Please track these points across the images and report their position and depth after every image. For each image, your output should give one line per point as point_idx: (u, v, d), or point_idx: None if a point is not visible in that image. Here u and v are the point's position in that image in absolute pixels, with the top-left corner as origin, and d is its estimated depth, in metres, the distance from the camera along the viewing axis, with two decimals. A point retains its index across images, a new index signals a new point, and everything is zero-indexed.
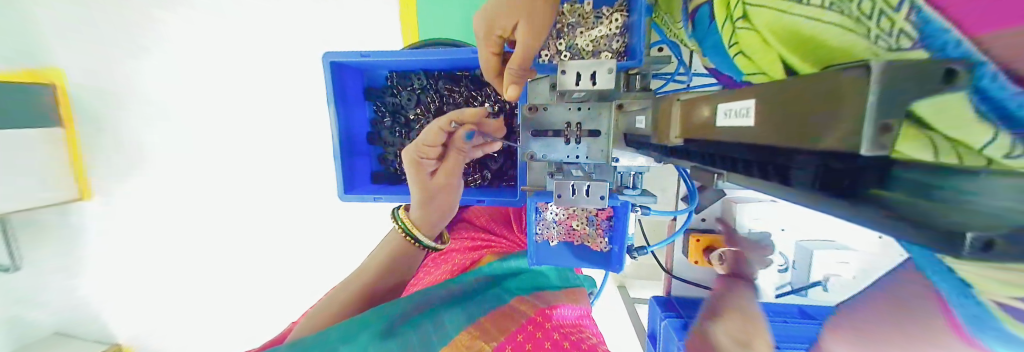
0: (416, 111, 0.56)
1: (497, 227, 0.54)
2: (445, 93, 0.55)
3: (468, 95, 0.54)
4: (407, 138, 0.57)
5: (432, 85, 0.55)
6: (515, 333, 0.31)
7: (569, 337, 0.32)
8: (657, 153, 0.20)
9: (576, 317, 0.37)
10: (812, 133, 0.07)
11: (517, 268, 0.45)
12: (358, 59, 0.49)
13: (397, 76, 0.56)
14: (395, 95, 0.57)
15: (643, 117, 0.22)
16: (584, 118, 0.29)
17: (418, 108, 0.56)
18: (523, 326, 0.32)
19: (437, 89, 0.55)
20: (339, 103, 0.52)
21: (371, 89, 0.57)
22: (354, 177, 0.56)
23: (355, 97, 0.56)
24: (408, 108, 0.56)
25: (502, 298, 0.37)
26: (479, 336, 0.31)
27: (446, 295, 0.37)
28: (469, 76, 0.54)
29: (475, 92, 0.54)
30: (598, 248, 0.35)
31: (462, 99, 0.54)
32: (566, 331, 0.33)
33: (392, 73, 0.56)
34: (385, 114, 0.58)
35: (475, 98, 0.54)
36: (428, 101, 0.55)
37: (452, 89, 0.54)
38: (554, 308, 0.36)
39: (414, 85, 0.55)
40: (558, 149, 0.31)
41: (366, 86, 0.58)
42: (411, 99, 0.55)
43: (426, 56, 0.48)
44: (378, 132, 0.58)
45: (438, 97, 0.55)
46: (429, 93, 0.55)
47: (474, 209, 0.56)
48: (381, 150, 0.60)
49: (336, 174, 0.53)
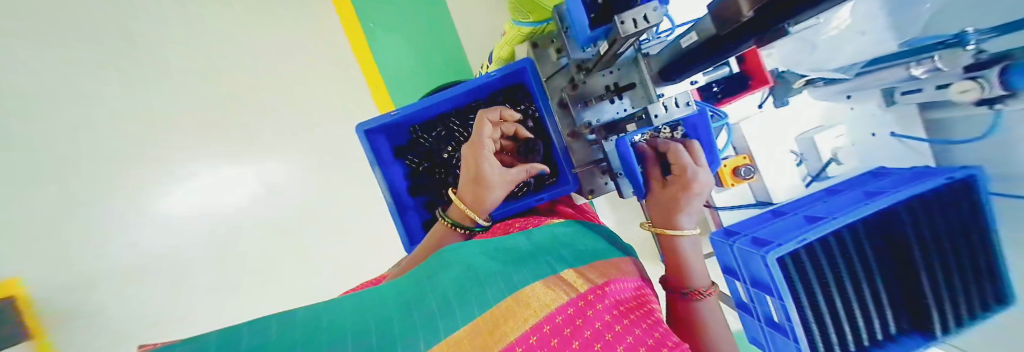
0: (439, 144, 0.90)
1: (516, 225, 0.71)
2: (451, 123, 0.90)
3: (461, 120, 0.90)
4: (436, 166, 0.91)
5: (440, 123, 0.91)
6: (573, 300, 0.38)
7: (616, 313, 0.38)
8: (758, 18, 0.32)
9: (636, 296, 0.46)
10: (762, 18, 0.31)
11: (571, 239, 0.61)
12: (382, 121, 0.82)
13: (416, 128, 0.91)
14: (420, 144, 0.92)
15: (692, 39, 0.45)
16: (616, 78, 0.66)
17: (440, 142, 0.90)
18: (584, 294, 0.40)
19: (446, 124, 0.90)
20: (379, 166, 0.86)
21: (398, 152, 0.91)
22: (408, 227, 0.87)
23: (390, 161, 0.90)
24: (433, 145, 0.90)
25: (542, 273, 0.43)
26: (538, 303, 0.36)
27: (493, 274, 0.40)
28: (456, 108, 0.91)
29: (465, 117, 0.90)
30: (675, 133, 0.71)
31: (460, 122, 0.90)
32: (613, 308, 0.38)
33: (412, 130, 0.92)
34: (415, 162, 0.91)
35: (467, 118, 0.90)
36: (446, 137, 0.90)
37: (454, 121, 0.90)
38: (603, 287, 0.42)
39: (432, 130, 0.91)
40: (610, 107, 0.68)
41: (395, 153, 0.92)
42: (434, 139, 0.90)
43: (431, 101, 0.82)
44: (415, 183, 0.91)
45: (446, 128, 0.90)
46: (444, 128, 0.90)
47: (505, 222, 0.74)
48: (421, 195, 0.91)
49: (398, 228, 0.84)
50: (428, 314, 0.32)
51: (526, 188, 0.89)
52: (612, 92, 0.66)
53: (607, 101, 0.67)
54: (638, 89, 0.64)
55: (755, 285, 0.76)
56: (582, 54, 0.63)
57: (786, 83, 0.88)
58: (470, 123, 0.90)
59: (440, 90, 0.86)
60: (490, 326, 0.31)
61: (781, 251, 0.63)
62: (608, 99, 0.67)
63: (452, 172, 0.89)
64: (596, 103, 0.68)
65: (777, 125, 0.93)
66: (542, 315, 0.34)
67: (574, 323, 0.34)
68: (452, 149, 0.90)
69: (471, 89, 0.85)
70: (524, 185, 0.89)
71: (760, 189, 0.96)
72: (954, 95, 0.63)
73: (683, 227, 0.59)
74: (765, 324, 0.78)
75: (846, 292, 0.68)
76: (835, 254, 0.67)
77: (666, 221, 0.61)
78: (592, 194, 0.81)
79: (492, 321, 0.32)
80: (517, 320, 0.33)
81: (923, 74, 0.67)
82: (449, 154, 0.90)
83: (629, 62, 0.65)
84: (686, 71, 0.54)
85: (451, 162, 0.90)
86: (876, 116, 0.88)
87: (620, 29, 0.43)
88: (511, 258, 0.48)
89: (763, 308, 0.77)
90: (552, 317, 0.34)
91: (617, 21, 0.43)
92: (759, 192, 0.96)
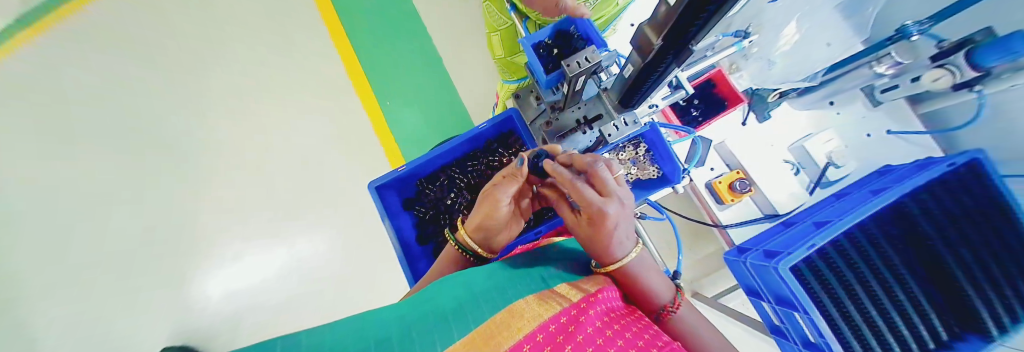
0: (443, 191, 0.91)
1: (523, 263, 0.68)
2: (453, 171, 0.93)
3: (462, 167, 0.93)
4: (441, 212, 0.90)
5: (443, 171, 0.93)
6: (565, 309, 0.36)
7: (613, 322, 0.35)
8: (665, 45, 0.40)
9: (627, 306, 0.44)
10: (671, 43, 0.39)
11: (559, 259, 0.60)
12: (387, 175, 0.84)
13: (422, 180, 0.94)
14: (425, 193, 0.93)
15: (630, 70, 0.53)
16: (585, 112, 0.73)
17: (445, 189, 0.91)
18: (576, 303, 0.38)
19: (448, 172, 0.93)
20: (388, 216, 0.87)
21: (406, 203, 0.93)
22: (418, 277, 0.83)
23: (399, 212, 0.92)
24: (437, 193, 0.91)
25: (537, 289, 0.43)
26: (530, 314, 0.35)
27: (491, 298, 0.39)
28: (457, 156, 0.95)
29: (466, 163, 0.93)
30: (637, 150, 0.78)
31: (461, 169, 0.92)
32: (608, 317, 0.36)
33: (418, 181, 0.94)
34: (422, 212, 0.92)
35: (467, 163, 0.93)
36: (450, 183, 0.92)
37: (456, 168, 0.93)
38: (597, 295, 0.41)
39: (436, 179, 0.93)
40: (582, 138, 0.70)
41: (403, 204, 0.94)
42: (438, 186, 0.92)
43: (432, 151, 0.86)
44: (423, 231, 0.89)
45: (448, 174, 0.92)
46: (447, 176, 0.92)
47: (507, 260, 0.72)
48: (430, 242, 0.88)
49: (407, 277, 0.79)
50: (421, 333, 0.31)
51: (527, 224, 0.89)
52: (583, 123, 0.71)
53: (581, 131, 0.70)
54: (606, 118, 0.70)
55: (779, 303, 0.72)
56: (553, 96, 0.73)
57: (761, 97, 0.96)
58: (469, 170, 0.92)
59: (439, 141, 0.91)
60: (484, 339, 0.30)
61: (792, 260, 0.62)
62: (578, 130, 0.69)
63: (457, 216, 0.88)
64: (570, 135, 0.70)
65: (764, 138, 0.96)
66: (534, 325, 0.32)
67: (567, 330, 0.32)
68: (454, 196, 0.90)
69: (468, 138, 0.90)
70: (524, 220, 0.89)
71: (763, 203, 0.95)
72: (928, 85, 0.66)
73: (622, 255, 0.53)
74: (803, 347, 0.72)
75: (875, 295, 0.64)
76: (846, 251, 0.67)
77: (602, 255, 0.54)
78: None
79: (483, 336, 0.30)
80: (510, 331, 0.31)
81: (888, 70, 0.76)
82: (455, 199, 0.90)
83: (594, 98, 0.72)
84: (640, 96, 0.61)
85: (456, 207, 0.89)
86: (864, 118, 0.89)
87: (567, 69, 0.54)
88: (503, 278, 0.48)
89: (797, 326, 0.72)
90: (546, 327, 0.32)
91: (564, 65, 0.55)
92: (763, 205, 0.95)
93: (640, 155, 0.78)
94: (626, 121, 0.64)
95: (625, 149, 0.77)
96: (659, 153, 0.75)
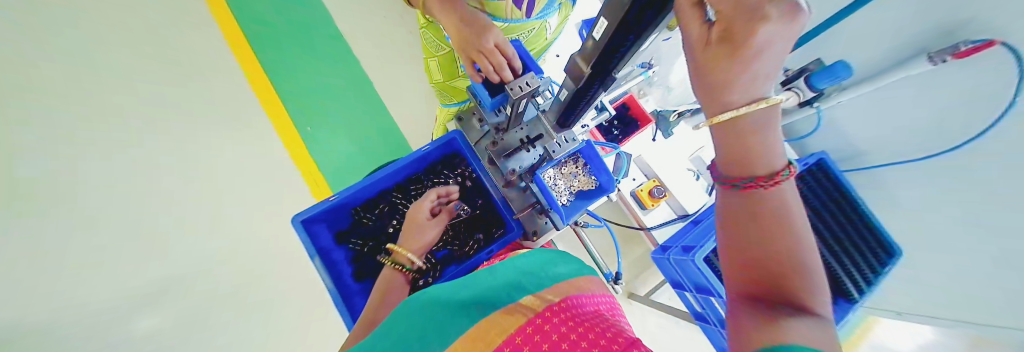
0: (383, 219, 0.84)
1: None
2: (394, 196, 0.86)
3: (403, 191, 0.86)
4: (383, 241, 0.82)
5: (382, 197, 0.86)
6: (527, 326, 0.36)
7: (577, 325, 0.36)
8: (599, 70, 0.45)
9: (594, 306, 0.44)
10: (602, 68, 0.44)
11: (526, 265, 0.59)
12: (314, 207, 0.74)
13: (358, 208, 0.85)
14: (363, 222, 0.84)
15: (565, 94, 0.58)
16: (528, 132, 0.77)
17: (386, 216, 0.84)
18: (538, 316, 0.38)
19: (388, 198, 0.86)
20: (318, 252, 0.76)
21: (339, 236, 0.82)
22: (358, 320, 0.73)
23: (330, 247, 0.81)
24: (377, 221, 0.84)
25: (502, 303, 0.42)
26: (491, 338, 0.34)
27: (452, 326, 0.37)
28: (398, 180, 0.88)
29: (408, 186, 0.87)
30: (576, 162, 0.80)
31: (404, 193, 0.86)
32: (572, 321, 0.36)
33: (354, 210, 0.85)
34: (357, 245, 0.82)
35: (410, 187, 0.87)
36: (392, 209, 0.85)
37: (397, 192, 0.86)
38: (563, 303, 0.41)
39: (374, 206, 0.85)
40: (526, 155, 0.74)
41: (336, 237, 0.83)
42: (378, 213, 0.84)
43: (369, 177, 0.79)
44: (361, 265, 0.80)
45: (389, 201, 0.85)
46: (388, 202, 0.85)
47: None
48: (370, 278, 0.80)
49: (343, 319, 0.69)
50: None
51: (477, 244, 0.87)
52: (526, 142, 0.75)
53: (526, 150, 0.74)
54: (546, 137, 0.74)
55: (699, 290, 0.84)
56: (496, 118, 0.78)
57: (665, 118, 1.09)
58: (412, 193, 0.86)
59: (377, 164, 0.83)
60: None
61: (704, 251, 0.75)
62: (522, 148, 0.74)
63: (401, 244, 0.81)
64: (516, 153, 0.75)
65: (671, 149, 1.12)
66: None
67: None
68: (397, 223, 0.83)
69: (410, 162, 0.85)
70: (473, 240, 0.86)
71: (676, 206, 1.11)
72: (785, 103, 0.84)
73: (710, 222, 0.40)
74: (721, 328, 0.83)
75: None
76: None
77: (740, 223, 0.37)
78: (536, 235, 0.78)
79: None
80: None
81: None
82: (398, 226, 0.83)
83: (535, 119, 0.77)
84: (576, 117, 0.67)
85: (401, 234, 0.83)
86: None
87: (511, 92, 0.57)
88: (464, 296, 0.45)
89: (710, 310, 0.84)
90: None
91: (508, 87, 0.57)
92: (676, 207, 1.11)
93: (579, 168, 0.80)
94: (566, 138, 0.69)
95: (565, 164, 0.80)
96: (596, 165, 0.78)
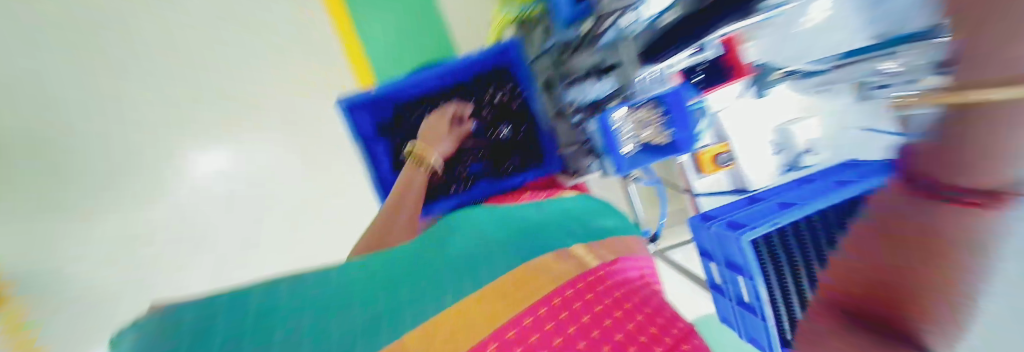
0: (420, 120, 0.89)
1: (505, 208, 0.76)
2: (435, 99, 0.90)
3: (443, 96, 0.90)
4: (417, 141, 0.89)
5: (423, 99, 0.90)
6: (583, 278, 0.44)
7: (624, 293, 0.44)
8: None
9: (638, 272, 0.51)
10: None
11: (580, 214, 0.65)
12: (355, 94, 0.81)
13: (400, 104, 0.91)
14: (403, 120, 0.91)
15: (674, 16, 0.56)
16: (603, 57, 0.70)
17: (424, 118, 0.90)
18: (592, 272, 0.45)
19: (429, 101, 0.90)
20: (360, 139, 0.86)
21: (380, 128, 0.90)
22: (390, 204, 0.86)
23: (371, 136, 0.89)
24: (415, 121, 0.90)
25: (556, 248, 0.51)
26: (545, 279, 0.43)
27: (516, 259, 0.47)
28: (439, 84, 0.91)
29: (448, 92, 0.90)
30: (655, 109, 0.66)
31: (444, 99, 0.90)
32: (619, 289, 0.44)
33: (395, 105, 0.91)
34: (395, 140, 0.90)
35: (450, 94, 0.90)
36: (430, 113, 0.90)
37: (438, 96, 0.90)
38: (614, 267, 0.48)
39: (414, 106, 0.90)
40: None
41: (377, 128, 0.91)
42: (417, 114, 0.90)
43: (411, 73, 0.82)
44: (397, 159, 0.89)
45: (430, 104, 0.89)
46: (428, 104, 0.90)
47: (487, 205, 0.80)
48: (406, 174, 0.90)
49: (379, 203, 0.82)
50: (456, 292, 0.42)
51: (511, 167, 0.90)
52: None
53: None
54: (623, 70, 0.67)
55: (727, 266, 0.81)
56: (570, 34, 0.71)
57: (766, 74, 0.88)
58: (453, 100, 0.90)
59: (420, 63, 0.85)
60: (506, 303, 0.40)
61: (754, 234, 0.68)
62: None
63: None
64: None
65: (758, 112, 0.94)
66: (549, 292, 0.41)
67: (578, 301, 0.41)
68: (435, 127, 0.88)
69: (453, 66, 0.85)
70: (510, 165, 0.90)
71: (738, 178, 0.99)
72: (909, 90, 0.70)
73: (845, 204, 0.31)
74: (735, 303, 0.83)
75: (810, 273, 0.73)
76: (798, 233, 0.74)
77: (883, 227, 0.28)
78: (575, 174, 0.82)
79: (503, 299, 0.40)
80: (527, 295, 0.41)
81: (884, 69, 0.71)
82: None
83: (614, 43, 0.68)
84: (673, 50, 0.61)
85: None
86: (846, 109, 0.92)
87: None
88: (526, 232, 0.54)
89: (731, 286, 0.82)
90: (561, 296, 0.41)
91: None
92: (736, 179, 1.00)
93: (656, 117, 0.68)
94: None
95: (641, 108, 0.67)
96: (680, 115, 0.65)
